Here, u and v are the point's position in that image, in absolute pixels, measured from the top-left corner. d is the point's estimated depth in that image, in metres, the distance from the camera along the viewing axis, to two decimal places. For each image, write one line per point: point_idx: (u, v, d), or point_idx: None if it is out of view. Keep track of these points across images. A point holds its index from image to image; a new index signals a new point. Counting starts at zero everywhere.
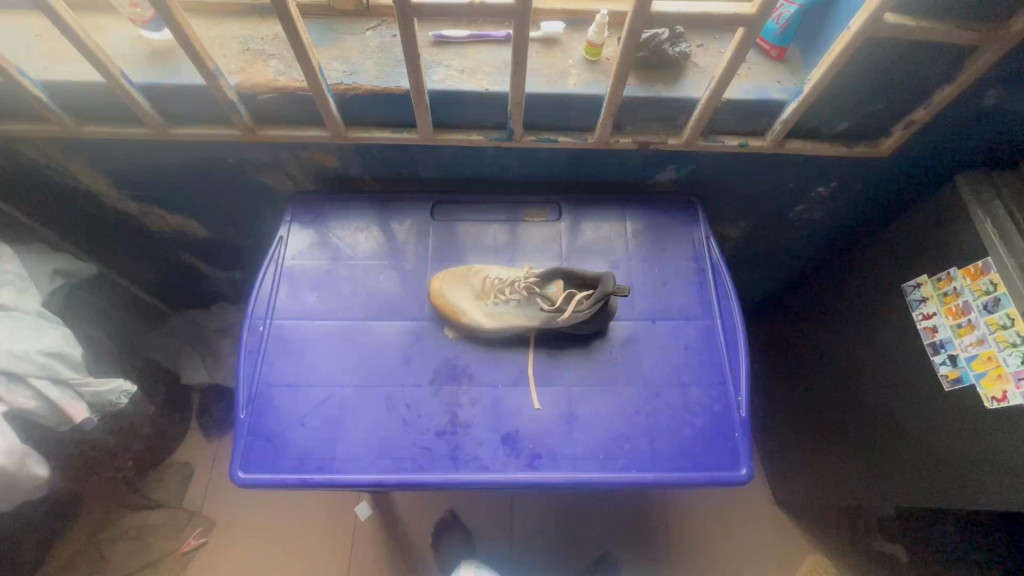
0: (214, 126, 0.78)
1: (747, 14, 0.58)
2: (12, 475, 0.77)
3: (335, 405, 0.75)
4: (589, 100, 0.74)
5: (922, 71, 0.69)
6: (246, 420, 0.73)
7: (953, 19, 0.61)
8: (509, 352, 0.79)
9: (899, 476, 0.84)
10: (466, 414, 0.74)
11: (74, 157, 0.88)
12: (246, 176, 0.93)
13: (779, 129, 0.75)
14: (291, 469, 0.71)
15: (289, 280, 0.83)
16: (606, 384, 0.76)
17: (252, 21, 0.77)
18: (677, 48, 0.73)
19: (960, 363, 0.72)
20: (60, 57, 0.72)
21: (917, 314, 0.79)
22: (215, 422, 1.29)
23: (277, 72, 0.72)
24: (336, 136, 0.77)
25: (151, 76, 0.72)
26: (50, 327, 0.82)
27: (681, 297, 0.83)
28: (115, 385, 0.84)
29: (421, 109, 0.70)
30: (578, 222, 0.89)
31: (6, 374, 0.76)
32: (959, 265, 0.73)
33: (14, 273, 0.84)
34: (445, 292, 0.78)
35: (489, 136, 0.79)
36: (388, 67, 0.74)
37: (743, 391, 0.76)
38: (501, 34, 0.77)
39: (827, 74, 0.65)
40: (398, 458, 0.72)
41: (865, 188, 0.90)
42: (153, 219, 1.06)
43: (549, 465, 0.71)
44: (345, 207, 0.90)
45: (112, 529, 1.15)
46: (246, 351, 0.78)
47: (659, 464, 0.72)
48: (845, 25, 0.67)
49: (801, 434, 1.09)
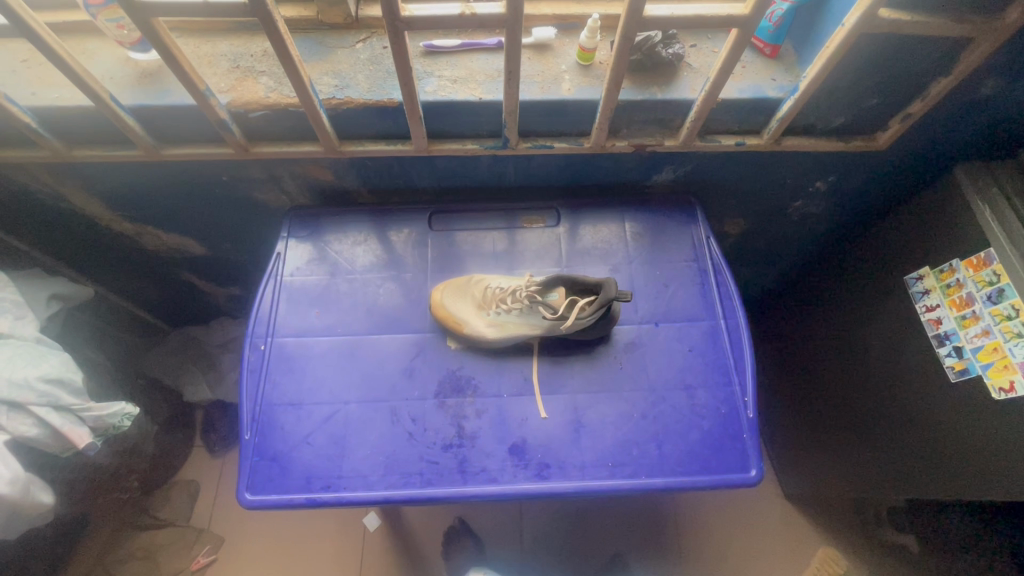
0: (207, 145, 0.77)
1: (740, 15, 0.56)
2: (17, 503, 0.77)
3: (340, 422, 0.74)
4: (584, 105, 0.73)
5: (917, 65, 0.68)
6: (251, 441, 0.73)
7: (949, 12, 0.60)
8: (513, 362, 0.78)
9: (908, 470, 0.84)
10: (472, 426, 0.74)
11: (65, 180, 0.87)
12: (240, 193, 0.93)
13: (775, 127, 0.75)
14: (297, 489, 0.70)
15: (289, 296, 0.83)
16: (612, 390, 0.76)
17: (240, 38, 0.76)
18: (671, 49, 0.72)
19: (966, 355, 0.72)
20: (47, 83, 0.72)
21: (920, 306, 0.79)
22: (219, 439, 1.28)
23: (268, 88, 0.72)
24: (330, 151, 0.76)
25: (141, 98, 0.71)
26: (49, 353, 0.82)
27: (684, 298, 0.83)
28: (119, 409, 0.84)
29: (415, 121, 0.70)
30: (576, 226, 0.89)
31: (8, 403, 0.75)
32: (961, 257, 0.73)
33: (10, 299, 0.84)
34: (446, 304, 0.78)
35: (485, 145, 0.78)
36: (380, 80, 0.73)
37: (750, 392, 0.76)
38: (492, 43, 0.76)
39: (823, 71, 0.64)
40: (405, 473, 0.71)
41: (863, 181, 0.90)
42: (149, 238, 1.05)
43: (558, 474, 0.71)
44: (340, 220, 0.89)
45: (120, 550, 1.15)
46: (249, 370, 0.77)
47: (668, 470, 0.71)
48: (838, 20, 0.66)
49: (807, 430, 1.09)
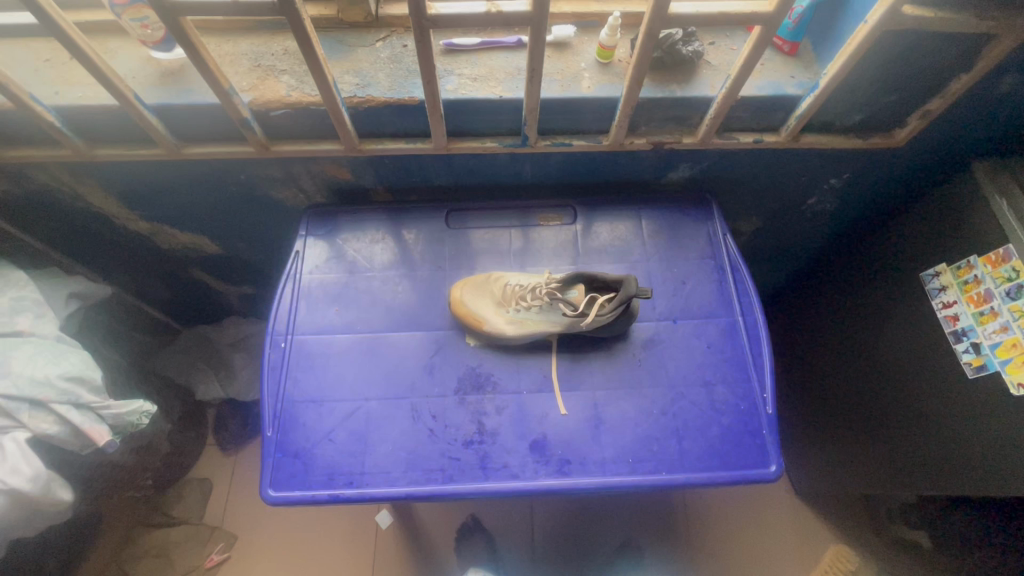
0: (228, 143, 0.77)
1: (764, 13, 0.57)
2: (37, 500, 0.77)
3: (361, 418, 0.74)
4: (604, 102, 0.74)
5: (936, 63, 0.69)
6: (274, 437, 0.73)
7: (971, 9, 0.60)
8: (532, 358, 0.79)
9: (921, 465, 0.85)
10: (492, 422, 0.74)
11: (84, 179, 0.88)
12: (258, 192, 0.93)
13: (794, 124, 0.75)
14: (320, 485, 0.71)
15: (308, 294, 0.83)
16: (632, 387, 0.76)
17: (262, 37, 0.76)
18: (690, 47, 0.73)
19: (984, 351, 0.72)
20: (70, 82, 0.72)
21: (936, 303, 0.79)
22: (232, 437, 1.29)
23: (289, 87, 0.72)
24: (350, 150, 0.76)
25: (164, 97, 0.71)
26: (69, 351, 0.82)
27: (701, 295, 0.83)
28: (137, 407, 0.84)
29: (436, 119, 0.70)
30: (593, 223, 0.89)
31: (29, 400, 0.76)
32: (980, 253, 0.73)
33: (30, 298, 0.84)
34: (466, 301, 0.78)
35: (504, 143, 0.78)
36: (401, 78, 0.73)
37: (768, 388, 0.76)
38: (512, 41, 0.76)
39: (844, 69, 0.64)
40: (427, 469, 0.71)
41: (878, 178, 0.90)
42: (164, 237, 1.06)
43: (579, 470, 0.71)
44: (358, 217, 0.90)
45: (134, 548, 1.16)
46: (269, 367, 0.77)
47: (688, 465, 0.72)
48: (859, 18, 0.66)
49: (818, 426, 1.10)
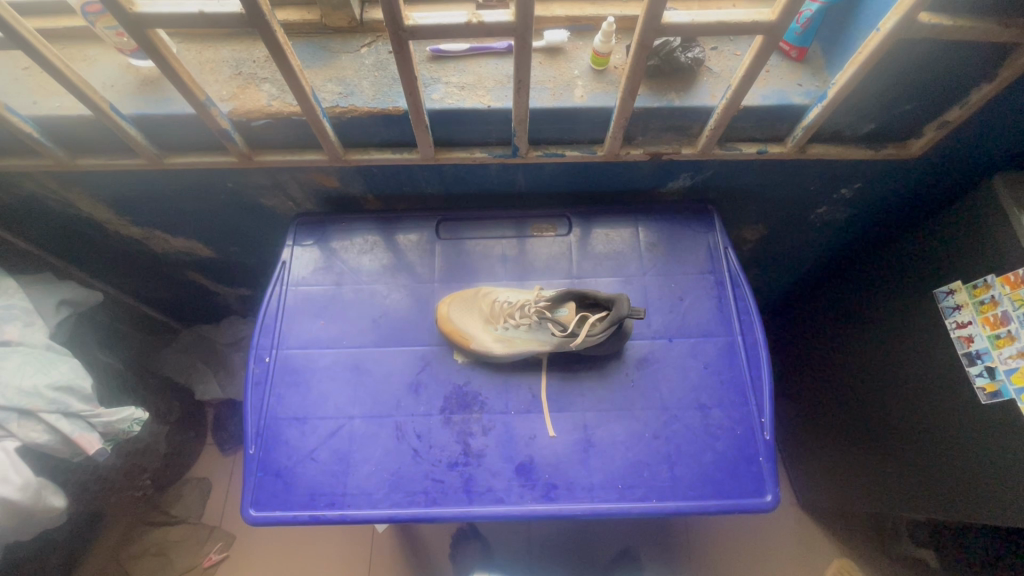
0: (211, 153, 0.76)
1: (767, 21, 0.52)
2: (28, 508, 0.76)
3: (345, 437, 0.73)
4: (599, 112, 0.70)
5: (955, 73, 0.64)
6: (257, 455, 0.72)
7: (995, 15, 0.55)
8: (521, 376, 0.76)
9: (925, 487, 0.81)
10: (478, 443, 0.72)
11: (72, 187, 0.86)
12: (246, 199, 0.91)
13: (801, 135, 0.70)
14: (301, 506, 0.69)
15: (294, 306, 0.81)
16: (624, 409, 0.74)
17: (243, 44, 0.74)
18: (689, 54, 0.69)
19: (999, 376, 0.68)
20: (48, 92, 0.71)
21: (951, 322, 0.75)
22: (230, 436, 1.29)
23: (270, 96, 0.70)
24: (335, 160, 0.74)
25: (143, 106, 0.70)
26: (59, 360, 0.81)
27: (700, 312, 0.79)
28: (127, 414, 0.82)
29: (421, 129, 0.67)
30: (588, 232, 0.86)
31: (17, 410, 0.75)
32: (998, 273, 0.69)
33: (19, 306, 0.83)
34: (453, 317, 0.76)
35: (494, 153, 0.75)
36: (385, 87, 0.71)
37: (767, 413, 0.73)
38: (501, 46, 0.73)
39: (854, 78, 0.60)
40: (410, 492, 0.70)
41: (893, 188, 0.85)
42: (157, 241, 1.04)
43: (566, 496, 0.69)
44: (347, 224, 0.87)
45: (134, 546, 1.16)
46: (254, 383, 0.76)
47: (680, 493, 0.69)
48: (872, 25, 0.62)
49: (824, 438, 1.06)
